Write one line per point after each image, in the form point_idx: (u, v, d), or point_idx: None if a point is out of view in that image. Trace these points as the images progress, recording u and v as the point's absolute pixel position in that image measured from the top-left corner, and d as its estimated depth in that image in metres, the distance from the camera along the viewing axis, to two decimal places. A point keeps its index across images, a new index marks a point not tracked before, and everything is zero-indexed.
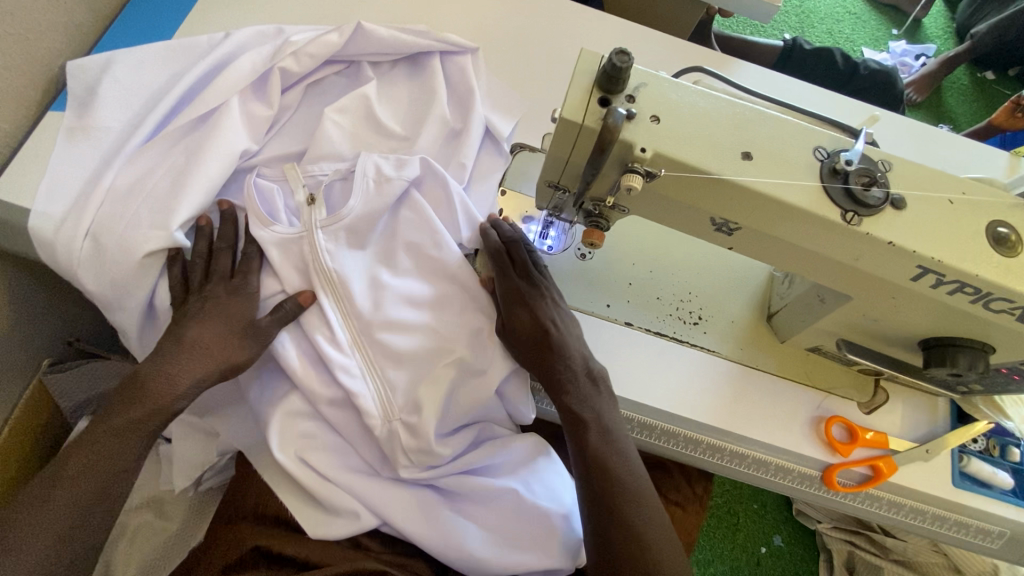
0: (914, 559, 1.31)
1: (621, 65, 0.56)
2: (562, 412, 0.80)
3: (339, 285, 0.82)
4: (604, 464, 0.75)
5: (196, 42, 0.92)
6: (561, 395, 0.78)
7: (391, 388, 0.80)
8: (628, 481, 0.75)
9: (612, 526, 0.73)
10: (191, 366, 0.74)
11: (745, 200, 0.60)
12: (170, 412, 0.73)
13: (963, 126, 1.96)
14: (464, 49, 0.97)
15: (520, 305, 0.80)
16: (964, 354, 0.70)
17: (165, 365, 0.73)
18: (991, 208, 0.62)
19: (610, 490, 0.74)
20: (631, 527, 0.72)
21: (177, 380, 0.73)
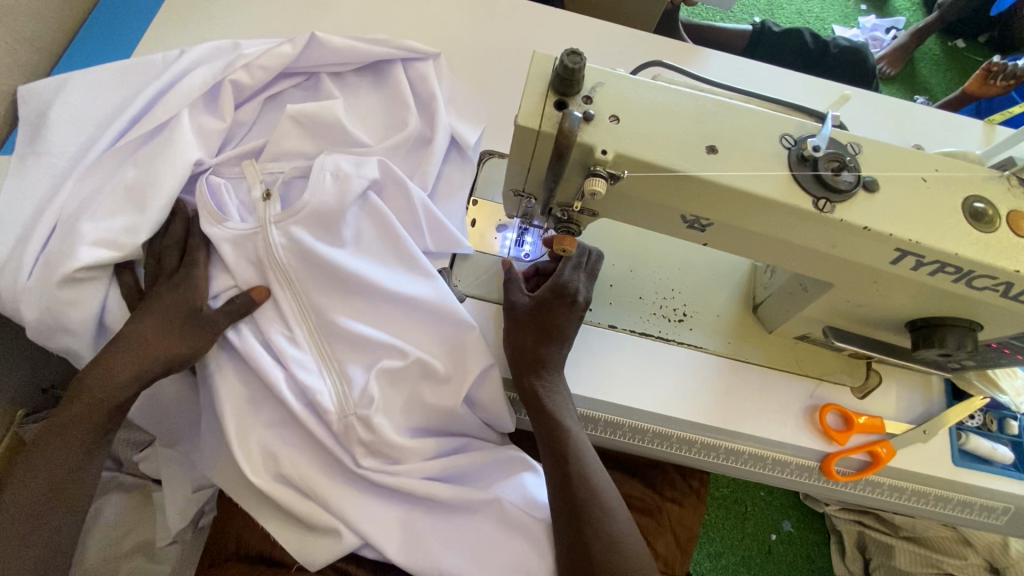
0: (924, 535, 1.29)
1: (573, 67, 0.54)
2: (540, 421, 0.79)
3: (296, 280, 0.82)
4: (583, 473, 0.76)
5: (152, 60, 0.89)
6: (542, 403, 0.79)
7: (349, 383, 0.80)
8: (603, 490, 0.76)
9: (587, 534, 0.73)
10: (130, 362, 0.75)
11: (714, 194, 0.58)
12: (115, 405, 0.75)
13: (938, 96, 1.96)
14: (424, 54, 0.95)
15: (553, 308, 0.82)
16: (952, 333, 0.68)
17: (105, 360, 0.75)
18: (966, 184, 0.61)
19: (585, 498, 0.75)
20: (606, 535, 0.73)
21: (116, 376, 0.74)
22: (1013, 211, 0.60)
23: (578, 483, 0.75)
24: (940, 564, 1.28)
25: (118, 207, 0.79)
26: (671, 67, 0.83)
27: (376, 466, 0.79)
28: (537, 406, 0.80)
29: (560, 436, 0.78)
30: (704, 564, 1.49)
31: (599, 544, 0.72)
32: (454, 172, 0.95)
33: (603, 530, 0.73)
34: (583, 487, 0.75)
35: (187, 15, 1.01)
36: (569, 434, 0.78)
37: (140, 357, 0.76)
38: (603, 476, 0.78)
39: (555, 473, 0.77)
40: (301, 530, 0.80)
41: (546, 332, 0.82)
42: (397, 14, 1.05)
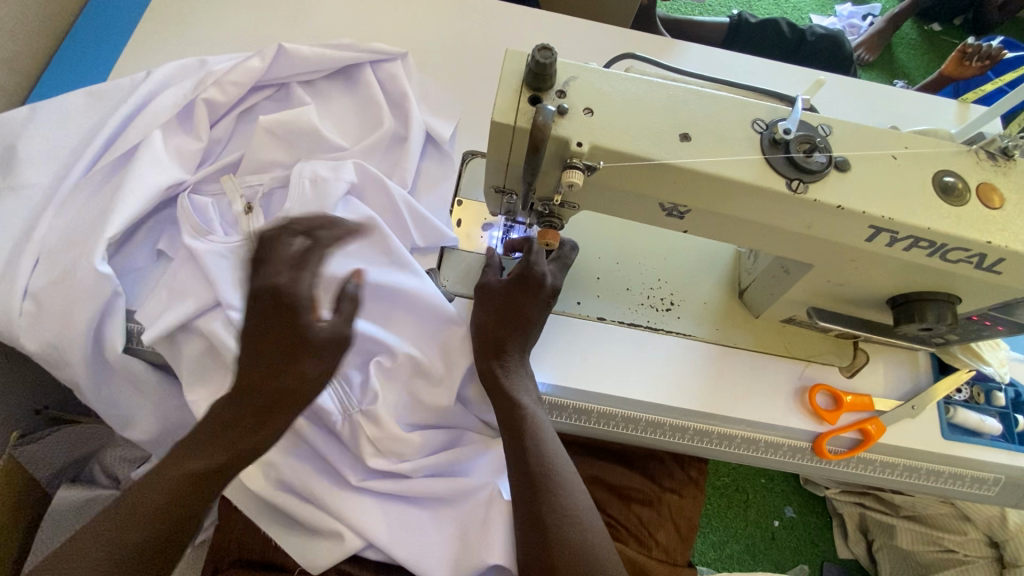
0: (925, 514, 1.31)
1: (545, 61, 0.55)
2: (498, 399, 0.80)
3: None
4: (539, 448, 0.76)
5: (120, 84, 0.91)
6: (499, 381, 0.80)
7: (348, 383, 0.82)
8: (559, 466, 0.76)
9: (541, 508, 0.73)
10: (269, 423, 0.68)
11: (689, 182, 0.59)
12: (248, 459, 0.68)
13: (917, 80, 1.98)
14: (392, 55, 0.97)
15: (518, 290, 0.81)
16: (932, 306, 0.69)
17: (240, 412, 0.67)
18: (935, 159, 0.62)
19: (539, 473, 0.75)
20: (559, 509, 0.73)
21: (257, 433, 0.68)
22: (982, 183, 0.62)
23: (534, 459, 0.76)
24: (942, 542, 1.29)
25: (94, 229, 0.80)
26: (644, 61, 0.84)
27: (383, 463, 0.81)
28: (494, 385, 0.80)
29: (517, 413, 0.78)
30: (708, 554, 1.49)
31: (554, 520, 0.72)
32: (433, 167, 0.98)
33: (557, 505, 0.73)
34: (538, 463, 0.75)
35: (162, 31, 1.01)
36: (525, 411, 0.78)
37: (252, 437, 0.68)
38: (560, 453, 0.78)
39: (512, 450, 0.77)
40: (302, 533, 0.81)
41: (510, 317, 0.81)
42: (374, 21, 1.06)
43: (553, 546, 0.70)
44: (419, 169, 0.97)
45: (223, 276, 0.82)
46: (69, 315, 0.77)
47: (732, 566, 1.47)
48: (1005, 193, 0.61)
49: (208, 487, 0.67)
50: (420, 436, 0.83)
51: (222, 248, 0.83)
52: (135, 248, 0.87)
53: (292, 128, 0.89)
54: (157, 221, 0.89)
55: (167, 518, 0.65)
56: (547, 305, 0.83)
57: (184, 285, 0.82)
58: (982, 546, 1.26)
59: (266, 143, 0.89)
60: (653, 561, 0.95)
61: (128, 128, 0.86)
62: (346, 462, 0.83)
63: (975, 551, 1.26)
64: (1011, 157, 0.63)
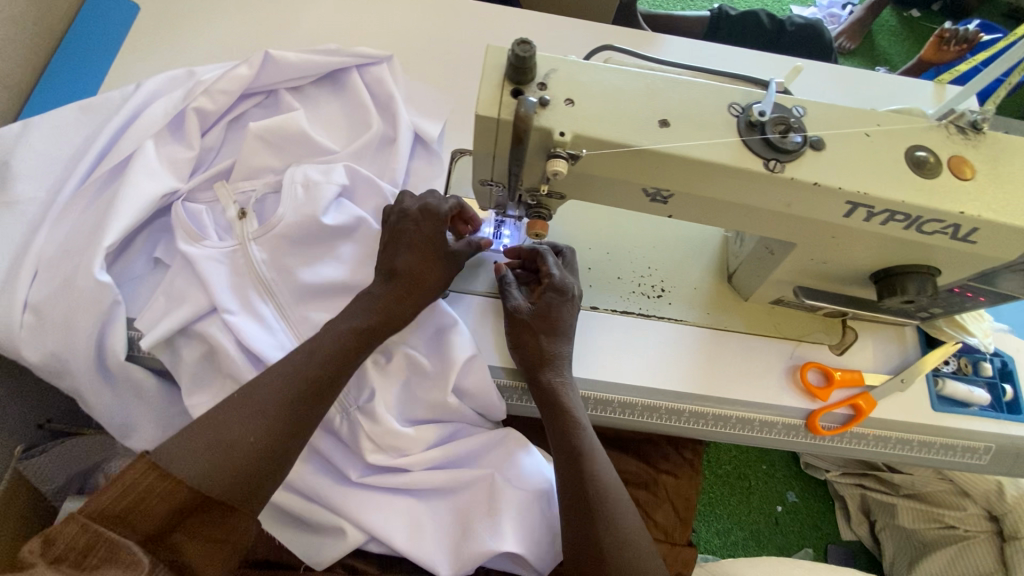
0: (923, 490, 1.32)
1: (524, 55, 0.57)
2: (551, 415, 0.82)
3: (275, 290, 0.85)
4: (593, 466, 0.79)
5: (110, 96, 0.92)
6: (555, 398, 0.82)
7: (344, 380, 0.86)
8: (612, 483, 0.79)
9: (596, 523, 0.75)
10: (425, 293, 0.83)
11: (670, 166, 0.61)
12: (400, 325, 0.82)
13: (899, 66, 2.02)
14: (377, 59, 0.98)
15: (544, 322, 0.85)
16: (912, 279, 0.71)
17: (403, 284, 0.82)
18: (906, 135, 0.64)
19: (593, 489, 0.77)
20: (615, 526, 0.75)
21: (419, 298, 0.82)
22: (954, 157, 0.64)
23: (591, 482, 0.77)
24: (941, 518, 1.29)
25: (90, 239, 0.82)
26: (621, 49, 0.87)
27: (382, 458, 0.82)
28: (551, 399, 0.82)
29: (574, 430, 0.80)
30: (714, 541, 1.49)
31: (613, 544, 0.74)
32: (422, 167, 0.99)
33: (612, 523, 0.75)
34: (592, 481, 0.77)
35: (151, 45, 1.03)
36: (583, 432, 0.81)
37: (401, 302, 0.82)
38: (613, 475, 0.80)
39: (567, 473, 0.79)
40: (309, 530, 0.83)
41: (554, 331, 0.84)
42: (359, 27, 1.08)
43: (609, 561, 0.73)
44: (409, 168, 0.98)
45: (219, 280, 0.83)
46: (74, 324, 0.79)
47: (738, 552, 1.48)
48: (976, 165, 0.64)
49: (363, 345, 0.79)
50: (418, 431, 0.84)
51: (217, 253, 0.85)
52: (132, 258, 0.88)
53: (282, 134, 0.91)
54: (152, 230, 0.90)
55: (333, 365, 0.76)
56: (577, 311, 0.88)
57: (183, 289, 0.83)
58: (982, 521, 1.25)
59: (256, 149, 0.90)
60: (652, 543, 0.97)
61: (120, 139, 0.88)
62: (347, 458, 0.84)
63: (976, 526, 1.26)
64: (980, 130, 0.65)
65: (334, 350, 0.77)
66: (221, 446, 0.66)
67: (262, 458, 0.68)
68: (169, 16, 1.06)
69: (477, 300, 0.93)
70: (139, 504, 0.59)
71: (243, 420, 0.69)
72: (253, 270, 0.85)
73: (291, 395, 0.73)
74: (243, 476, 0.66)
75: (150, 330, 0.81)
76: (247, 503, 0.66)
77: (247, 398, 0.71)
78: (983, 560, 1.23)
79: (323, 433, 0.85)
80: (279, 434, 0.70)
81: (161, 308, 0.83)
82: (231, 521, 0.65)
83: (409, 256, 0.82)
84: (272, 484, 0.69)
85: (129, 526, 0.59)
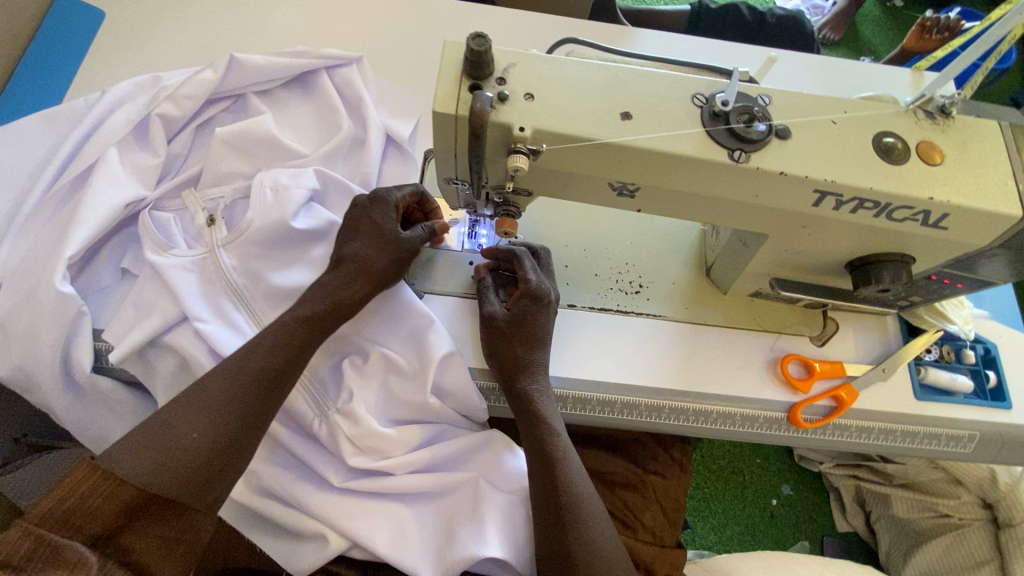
0: (918, 480, 1.30)
1: (479, 49, 0.56)
2: (527, 422, 0.81)
3: (246, 297, 0.84)
4: (567, 473, 0.77)
5: (74, 105, 0.91)
6: (532, 405, 0.81)
7: (321, 386, 0.84)
8: (587, 493, 0.78)
9: (569, 533, 0.74)
10: (366, 279, 0.81)
11: (634, 159, 0.60)
12: (345, 312, 0.80)
13: (883, 55, 2.01)
14: (346, 60, 0.97)
15: (520, 327, 0.83)
16: (887, 268, 0.70)
17: (346, 273, 0.80)
18: (874, 122, 0.63)
19: (567, 498, 0.76)
20: (588, 537, 0.74)
21: (363, 284, 0.81)
22: (922, 142, 0.63)
23: (564, 489, 0.76)
24: (937, 507, 1.29)
25: (52, 249, 0.80)
26: (585, 43, 0.86)
27: (364, 461, 0.81)
28: (528, 406, 0.81)
29: (550, 438, 0.80)
30: (709, 537, 1.47)
31: (583, 551, 0.73)
32: (395, 168, 0.97)
33: (584, 533, 0.74)
34: (567, 490, 0.76)
35: (119, 53, 1.02)
36: (557, 437, 0.80)
37: (353, 287, 0.80)
38: (588, 483, 0.79)
39: (541, 480, 0.78)
40: (285, 538, 0.82)
41: (531, 338, 0.83)
42: (330, 29, 1.07)
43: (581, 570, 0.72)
44: (382, 169, 0.97)
45: (189, 289, 0.82)
46: (39, 337, 0.77)
47: (733, 548, 1.46)
48: (945, 150, 0.63)
49: (313, 333, 0.77)
50: (400, 432, 0.83)
51: (187, 262, 0.83)
52: (98, 269, 0.86)
53: (250, 138, 0.90)
54: (119, 240, 0.88)
55: (283, 355, 0.74)
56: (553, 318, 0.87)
57: (150, 299, 0.82)
58: (976, 509, 1.25)
59: (224, 154, 0.89)
60: (639, 544, 0.95)
61: (84, 148, 0.87)
62: (326, 464, 0.82)
63: (970, 514, 1.25)
64: (948, 115, 0.64)
65: (286, 340, 0.75)
66: (165, 446, 0.64)
67: (211, 455, 0.66)
68: (137, 24, 1.05)
69: (454, 300, 0.92)
70: (84, 507, 0.58)
71: (189, 418, 0.67)
72: (223, 277, 0.83)
73: (240, 390, 0.70)
74: (191, 475, 0.64)
75: (119, 342, 0.80)
76: (198, 501, 0.65)
77: (197, 395, 0.69)
78: (979, 548, 1.22)
79: (298, 439, 0.83)
80: (229, 430, 0.68)
81: (129, 319, 0.82)
82: (184, 519, 0.64)
83: (358, 243, 0.82)
84: (225, 481, 0.68)
85: (74, 529, 0.57)
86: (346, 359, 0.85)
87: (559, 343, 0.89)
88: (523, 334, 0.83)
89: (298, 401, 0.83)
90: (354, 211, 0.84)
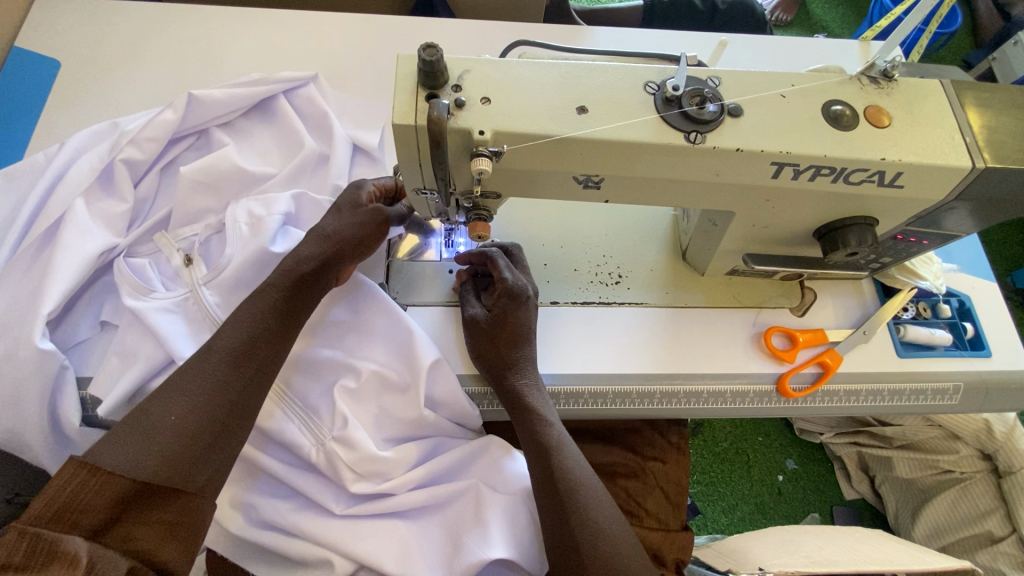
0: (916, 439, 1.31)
1: (431, 58, 0.58)
2: (518, 414, 0.82)
3: None
4: (562, 459, 0.78)
5: (33, 160, 0.90)
6: (520, 397, 0.82)
7: (315, 415, 0.83)
8: (586, 477, 0.78)
9: (569, 518, 0.74)
10: (319, 245, 0.80)
11: (595, 150, 0.62)
12: (302, 277, 0.79)
13: (836, 31, 2.05)
14: (302, 81, 0.97)
15: (505, 321, 0.84)
16: (852, 231, 0.72)
17: (305, 244, 0.81)
18: (822, 92, 0.65)
19: (563, 486, 0.76)
20: (589, 520, 0.75)
21: (315, 252, 0.80)
22: (870, 107, 0.65)
23: (561, 476, 0.77)
24: (938, 464, 1.30)
25: (25, 308, 0.80)
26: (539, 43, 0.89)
27: (365, 487, 0.80)
28: (518, 399, 0.82)
29: (543, 428, 0.81)
30: (720, 520, 1.47)
31: (585, 535, 0.74)
32: (364, 174, 0.98)
33: (585, 518, 0.74)
34: (564, 477, 0.77)
35: (75, 103, 1.02)
36: (551, 426, 0.81)
37: (307, 259, 0.79)
38: (586, 468, 0.80)
39: (539, 468, 0.79)
40: (290, 565, 0.81)
41: (516, 335, 0.84)
42: (288, 58, 1.08)
43: (584, 555, 0.72)
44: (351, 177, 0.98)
45: (175, 332, 0.81)
46: (24, 393, 0.77)
47: (745, 528, 1.46)
48: (892, 113, 0.65)
49: (280, 309, 0.77)
50: (398, 451, 0.82)
51: (169, 303, 0.83)
52: (76, 322, 0.86)
53: (215, 170, 0.89)
54: (95, 291, 0.88)
55: (248, 334, 0.74)
56: (535, 313, 0.88)
57: (134, 346, 0.81)
58: (976, 461, 1.27)
59: (191, 192, 0.89)
60: (646, 532, 0.96)
61: (49, 201, 0.87)
62: (327, 491, 0.82)
63: (970, 467, 1.27)
64: (892, 78, 0.67)
65: (251, 315, 0.76)
66: (148, 432, 0.66)
67: (192, 434, 0.67)
68: (91, 73, 1.05)
69: (436, 309, 0.92)
70: (76, 503, 0.58)
71: (168, 402, 0.68)
72: (208, 314, 0.83)
73: (211, 369, 0.72)
74: (178, 456, 0.65)
75: (107, 394, 0.79)
76: (189, 483, 0.65)
77: (173, 382, 0.70)
78: (983, 499, 1.25)
79: (293, 468, 0.83)
80: (206, 412, 0.69)
81: (115, 369, 0.81)
82: (181, 503, 0.65)
83: (327, 220, 0.83)
84: (214, 461, 0.68)
85: (71, 523, 0.57)
86: (337, 382, 0.84)
87: (547, 342, 0.90)
88: (507, 327, 0.84)
89: (292, 429, 0.81)
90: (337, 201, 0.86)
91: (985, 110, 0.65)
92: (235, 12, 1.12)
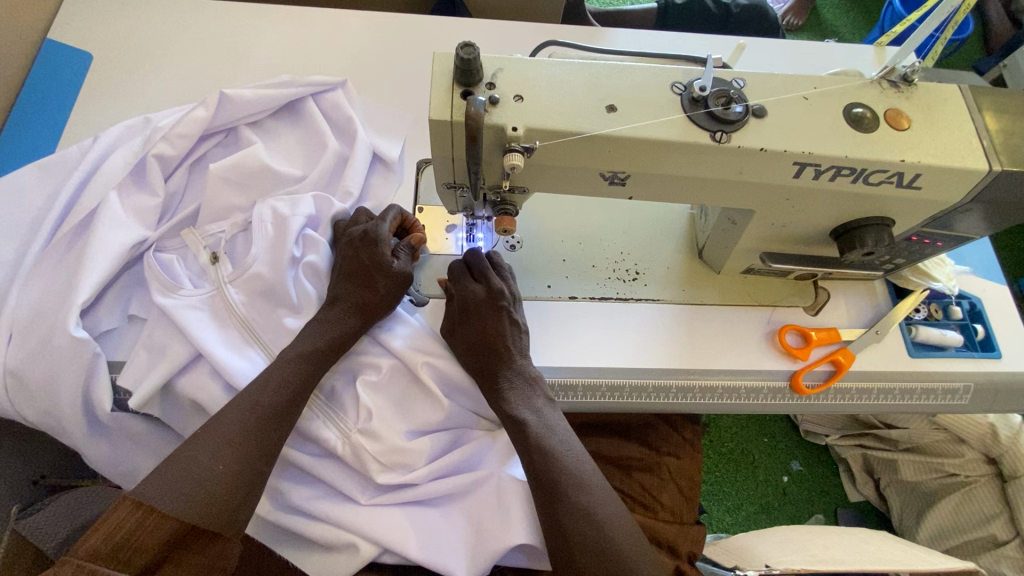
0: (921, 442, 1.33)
1: (468, 57, 0.60)
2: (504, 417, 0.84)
3: (254, 329, 0.86)
4: (546, 454, 0.80)
5: (67, 154, 0.92)
6: (500, 400, 0.84)
7: (342, 409, 0.85)
8: (573, 468, 0.79)
9: (556, 506, 0.76)
10: (356, 313, 0.86)
11: (622, 149, 0.64)
12: (340, 348, 0.84)
13: (847, 37, 2.07)
14: (331, 84, 1.00)
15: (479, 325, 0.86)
16: (870, 231, 0.73)
17: (341, 308, 0.86)
18: (843, 95, 0.67)
19: (549, 478, 0.78)
20: (575, 506, 0.76)
21: (352, 322, 0.85)
22: (889, 110, 0.67)
23: (544, 467, 0.79)
24: (943, 467, 1.31)
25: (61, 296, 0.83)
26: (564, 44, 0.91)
27: (391, 477, 0.82)
28: (498, 402, 0.84)
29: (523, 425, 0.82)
30: (725, 519, 1.48)
31: (570, 518, 0.75)
32: (381, 184, 1.00)
33: (569, 504, 0.76)
34: (549, 469, 0.79)
35: (107, 98, 1.05)
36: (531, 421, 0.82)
37: (347, 324, 0.85)
38: (572, 456, 0.81)
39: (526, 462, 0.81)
40: (314, 549, 0.83)
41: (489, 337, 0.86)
42: (313, 55, 1.11)
43: (571, 538, 0.74)
44: (368, 186, 1.00)
45: (200, 327, 0.84)
46: (60, 380, 0.79)
47: (751, 527, 1.47)
48: (911, 116, 0.66)
49: (317, 366, 0.82)
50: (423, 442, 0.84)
51: (196, 301, 0.85)
52: (104, 313, 0.87)
53: (243, 166, 0.92)
54: (124, 283, 0.90)
55: (290, 394, 0.78)
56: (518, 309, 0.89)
57: (162, 341, 0.83)
58: (980, 465, 1.28)
59: (221, 188, 0.91)
60: (659, 524, 0.98)
61: (83, 193, 0.89)
62: (354, 483, 0.84)
63: (975, 471, 1.28)
64: (911, 82, 0.68)
65: (290, 373, 0.79)
66: (194, 480, 0.69)
67: (236, 485, 0.70)
68: (120, 68, 1.07)
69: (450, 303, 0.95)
70: (129, 540, 0.64)
71: (215, 452, 0.71)
72: (233, 312, 0.86)
73: (253, 424, 0.74)
74: (222, 504, 0.69)
75: (137, 386, 0.82)
76: (229, 529, 0.69)
77: (216, 431, 0.73)
78: (986, 504, 1.26)
79: (319, 454, 0.85)
80: (249, 464, 0.72)
81: (143, 363, 0.83)
82: (217, 547, 0.69)
83: (348, 284, 0.87)
84: (249, 508, 0.72)
85: (124, 561, 0.63)
86: (360, 376, 0.86)
87: (565, 338, 0.92)
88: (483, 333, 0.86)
89: (319, 417, 0.84)
90: (349, 257, 0.88)
91: (1002, 114, 0.67)
92: (260, 10, 1.15)
